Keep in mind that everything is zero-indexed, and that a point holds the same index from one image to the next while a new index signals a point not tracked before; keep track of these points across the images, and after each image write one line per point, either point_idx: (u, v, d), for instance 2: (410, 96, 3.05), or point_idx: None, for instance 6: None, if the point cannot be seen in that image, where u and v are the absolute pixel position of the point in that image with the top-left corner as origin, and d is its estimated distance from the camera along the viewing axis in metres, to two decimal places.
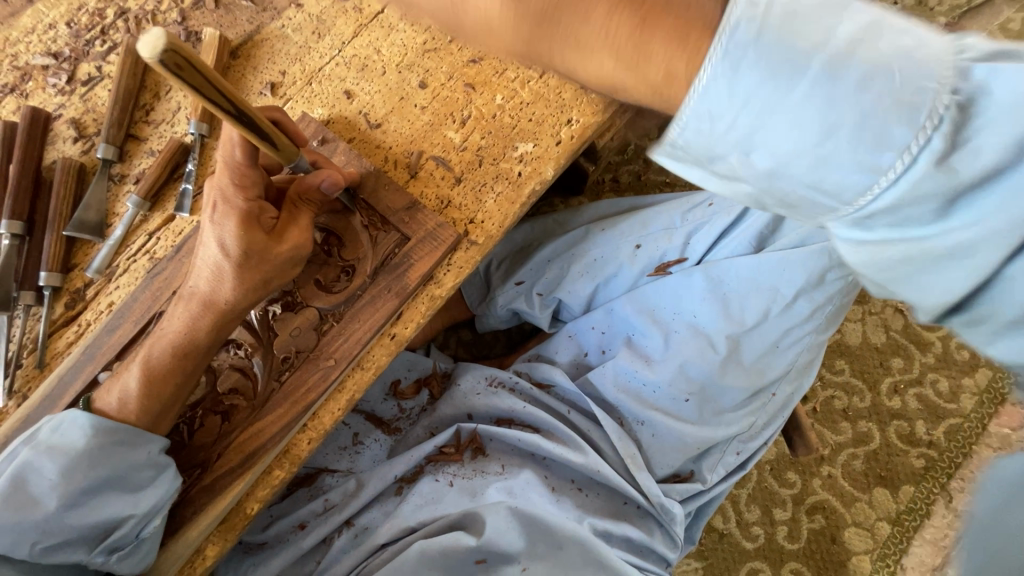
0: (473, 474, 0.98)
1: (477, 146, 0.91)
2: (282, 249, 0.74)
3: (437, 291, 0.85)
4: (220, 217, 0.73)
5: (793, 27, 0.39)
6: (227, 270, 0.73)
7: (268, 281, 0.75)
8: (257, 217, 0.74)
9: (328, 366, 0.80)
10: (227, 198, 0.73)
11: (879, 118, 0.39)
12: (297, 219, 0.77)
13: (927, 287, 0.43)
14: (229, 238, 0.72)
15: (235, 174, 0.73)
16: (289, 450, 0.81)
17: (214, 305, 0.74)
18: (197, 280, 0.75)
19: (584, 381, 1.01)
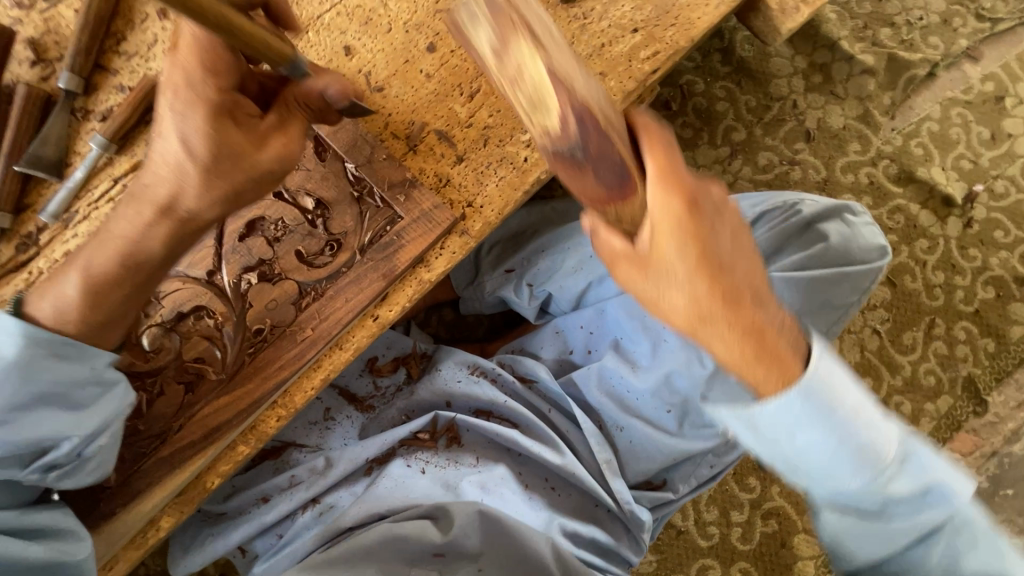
0: (446, 463, 0.98)
1: (483, 124, 0.85)
2: (263, 154, 0.63)
3: (426, 275, 0.80)
4: (182, 107, 0.61)
5: (836, 376, 0.57)
6: (192, 178, 0.62)
7: (239, 190, 0.64)
8: (230, 113, 0.63)
9: (304, 343, 0.75)
10: (195, 89, 0.61)
11: (862, 462, 0.57)
12: (284, 126, 0.66)
13: (866, 549, 0.62)
14: (195, 137, 0.61)
15: (201, 67, 0.62)
16: (255, 426, 0.77)
17: (173, 213, 0.64)
18: (150, 186, 0.64)
19: (566, 380, 1.00)
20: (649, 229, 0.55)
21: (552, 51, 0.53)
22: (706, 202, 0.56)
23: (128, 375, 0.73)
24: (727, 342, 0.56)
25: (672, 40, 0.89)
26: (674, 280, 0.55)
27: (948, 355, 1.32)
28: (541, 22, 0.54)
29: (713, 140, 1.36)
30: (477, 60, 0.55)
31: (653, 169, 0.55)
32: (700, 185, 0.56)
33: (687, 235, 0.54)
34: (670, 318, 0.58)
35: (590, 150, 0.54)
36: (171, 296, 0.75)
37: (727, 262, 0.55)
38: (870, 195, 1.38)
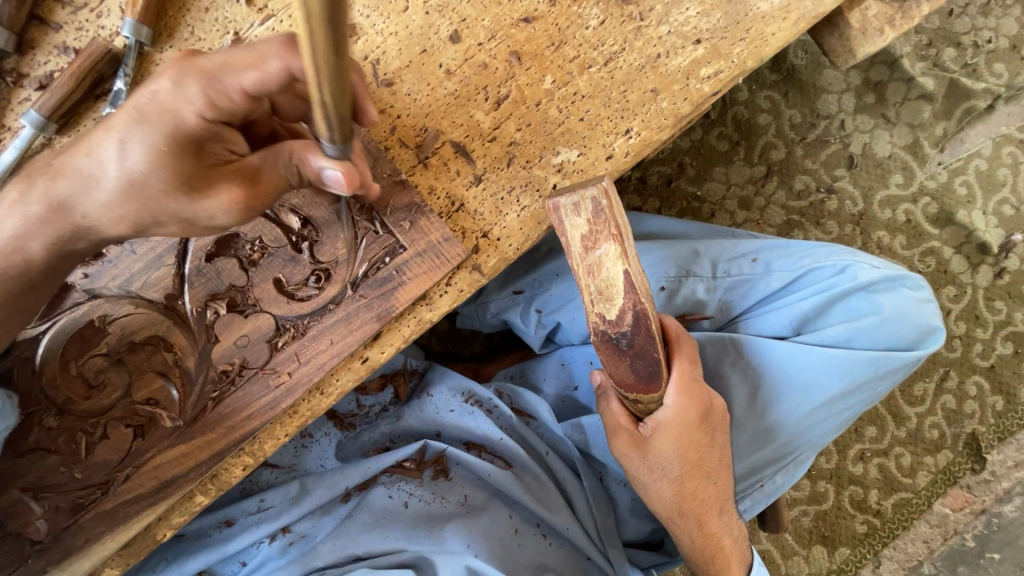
0: (431, 498, 0.89)
1: (508, 138, 0.72)
2: (197, 203, 0.52)
3: (428, 316, 0.69)
4: (145, 117, 0.51)
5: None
6: (110, 190, 0.53)
7: (158, 224, 0.55)
8: (202, 145, 0.53)
9: (278, 390, 0.64)
10: (175, 101, 0.51)
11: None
12: (251, 180, 0.54)
13: None
14: (136, 151, 0.51)
15: (211, 84, 0.52)
16: (217, 475, 0.67)
17: (69, 214, 0.55)
18: (67, 169, 0.54)
19: (571, 424, 0.91)
20: (659, 424, 0.72)
21: (631, 257, 0.62)
22: (711, 413, 0.74)
23: (64, 411, 0.62)
24: (689, 537, 0.78)
25: (740, 58, 0.74)
26: (663, 470, 0.75)
27: (956, 410, 1.28)
28: (622, 224, 0.63)
29: (749, 157, 1.23)
30: (569, 242, 0.63)
31: (676, 382, 0.71)
32: (710, 401, 0.73)
33: (685, 443, 0.73)
34: (661, 489, 0.76)
35: (634, 344, 0.66)
36: (121, 321, 0.62)
37: (709, 456, 0.75)
38: (905, 234, 1.28)
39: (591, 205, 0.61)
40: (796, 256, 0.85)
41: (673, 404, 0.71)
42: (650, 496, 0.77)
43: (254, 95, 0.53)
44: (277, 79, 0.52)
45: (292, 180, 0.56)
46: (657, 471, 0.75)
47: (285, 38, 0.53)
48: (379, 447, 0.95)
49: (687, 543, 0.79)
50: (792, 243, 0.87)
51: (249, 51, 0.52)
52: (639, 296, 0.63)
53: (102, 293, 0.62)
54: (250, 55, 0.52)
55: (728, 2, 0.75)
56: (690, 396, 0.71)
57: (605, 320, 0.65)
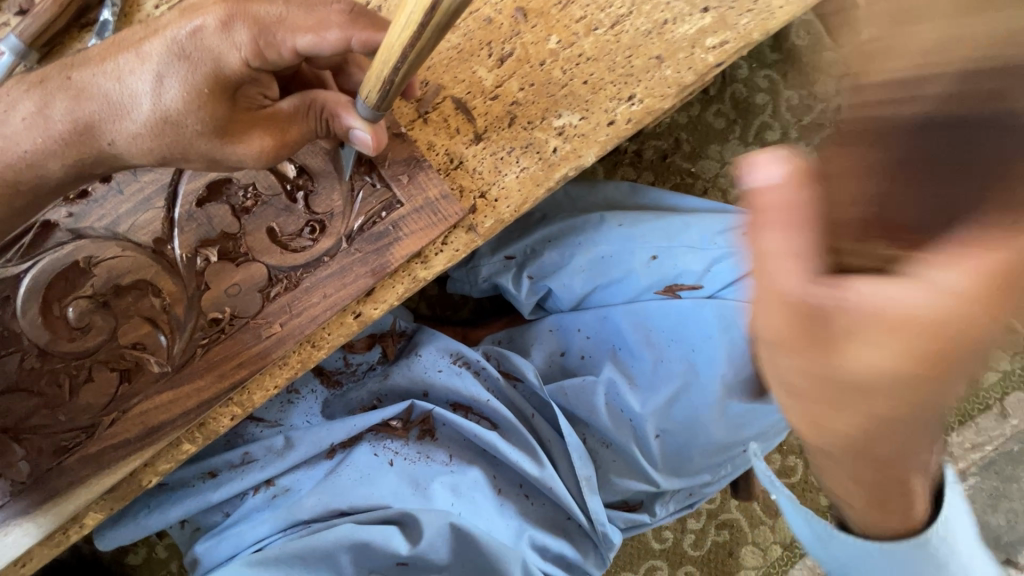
0: (417, 457, 0.91)
1: (511, 98, 0.71)
2: (229, 147, 0.55)
3: (422, 274, 0.69)
4: (187, 52, 0.52)
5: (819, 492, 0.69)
6: (140, 121, 0.53)
7: (184, 158, 0.56)
8: (237, 88, 0.54)
9: (270, 341, 0.64)
10: (222, 43, 0.52)
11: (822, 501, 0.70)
12: (283, 131, 0.57)
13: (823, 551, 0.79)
14: (174, 88, 0.52)
15: (261, 33, 0.52)
16: (205, 424, 0.67)
17: (94, 137, 0.54)
18: (92, 90, 0.53)
19: (556, 388, 0.93)
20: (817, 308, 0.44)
21: None
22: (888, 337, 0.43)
23: (46, 353, 0.60)
24: (860, 466, 0.50)
25: (746, 29, 0.74)
26: (832, 345, 0.45)
27: None
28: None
29: (745, 136, 1.24)
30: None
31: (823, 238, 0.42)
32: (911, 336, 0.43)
33: (878, 325, 0.42)
34: (797, 381, 0.48)
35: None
36: (106, 264, 0.61)
37: (924, 387, 0.43)
38: None
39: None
40: None
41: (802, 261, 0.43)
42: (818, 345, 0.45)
43: (302, 56, 0.54)
44: (334, 47, 0.54)
45: (319, 130, 0.59)
46: (800, 347, 0.46)
47: (349, 10, 0.56)
48: (365, 405, 0.95)
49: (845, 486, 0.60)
50: None
51: (311, 15, 0.54)
52: None
53: (87, 233, 0.61)
54: (311, 18, 0.54)
55: None
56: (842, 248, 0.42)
57: None
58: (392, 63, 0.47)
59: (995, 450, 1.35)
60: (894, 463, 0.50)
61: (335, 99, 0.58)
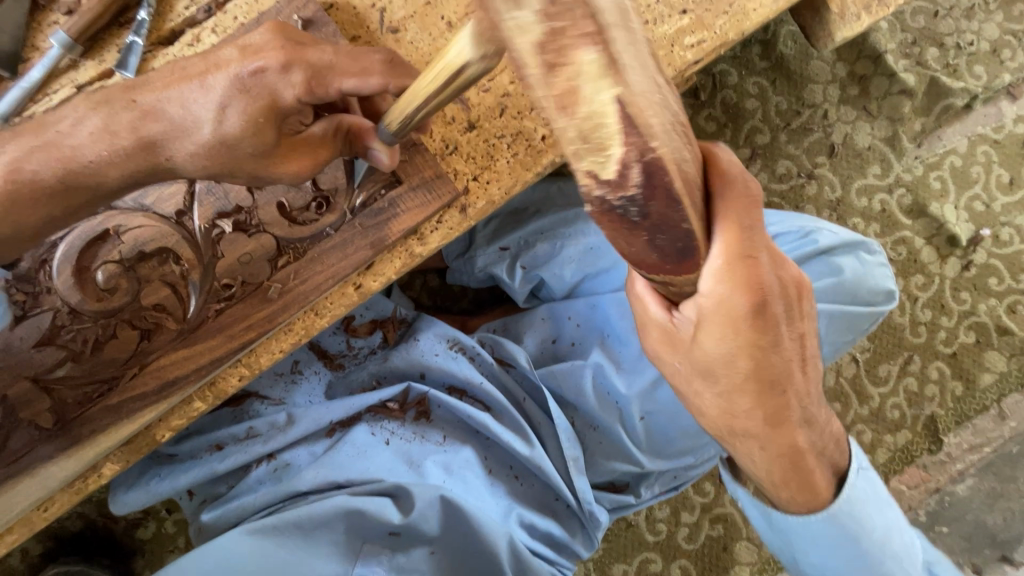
0: (412, 437, 0.97)
1: (503, 90, 0.77)
2: (276, 168, 0.60)
3: (418, 250, 0.75)
4: (246, 85, 0.56)
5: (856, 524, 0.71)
6: (200, 143, 0.57)
7: (231, 174, 0.60)
8: (285, 119, 0.60)
9: (278, 304, 0.70)
10: (276, 80, 0.57)
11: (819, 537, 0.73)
12: (317, 151, 0.63)
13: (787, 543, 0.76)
14: (234, 117, 0.56)
15: (313, 74, 0.58)
16: (215, 384, 0.72)
17: (154, 153, 0.58)
18: (156, 113, 0.57)
19: (546, 372, 1.00)
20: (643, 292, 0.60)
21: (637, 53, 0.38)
22: (766, 298, 0.55)
23: (77, 311, 0.67)
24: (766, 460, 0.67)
25: (722, 30, 0.80)
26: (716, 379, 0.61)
27: (917, 392, 1.35)
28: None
29: (736, 140, 1.29)
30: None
31: (718, 261, 0.50)
32: (764, 281, 0.54)
33: (728, 335, 0.56)
34: (705, 400, 0.64)
35: (649, 216, 0.41)
36: (133, 232, 0.67)
37: (774, 357, 0.58)
38: (879, 222, 1.34)
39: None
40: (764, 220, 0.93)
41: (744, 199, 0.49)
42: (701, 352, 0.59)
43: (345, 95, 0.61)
44: (373, 90, 0.61)
45: (343, 151, 0.66)
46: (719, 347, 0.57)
47: (387, 60, 0.63)
48: (364, 386, 1.01)
49: (706, 396, 0.64)
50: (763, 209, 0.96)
51: (353, 62, 0.61)
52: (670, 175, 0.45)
53: (118, 205, 0.67)
54: (356, 66, 0.61)
55: None
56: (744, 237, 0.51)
57: (599, 181, 0.40)
58: (415, 103, 0.54)
59: (993, 452, 1.35)
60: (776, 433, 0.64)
61: (362, 126, 0.65)
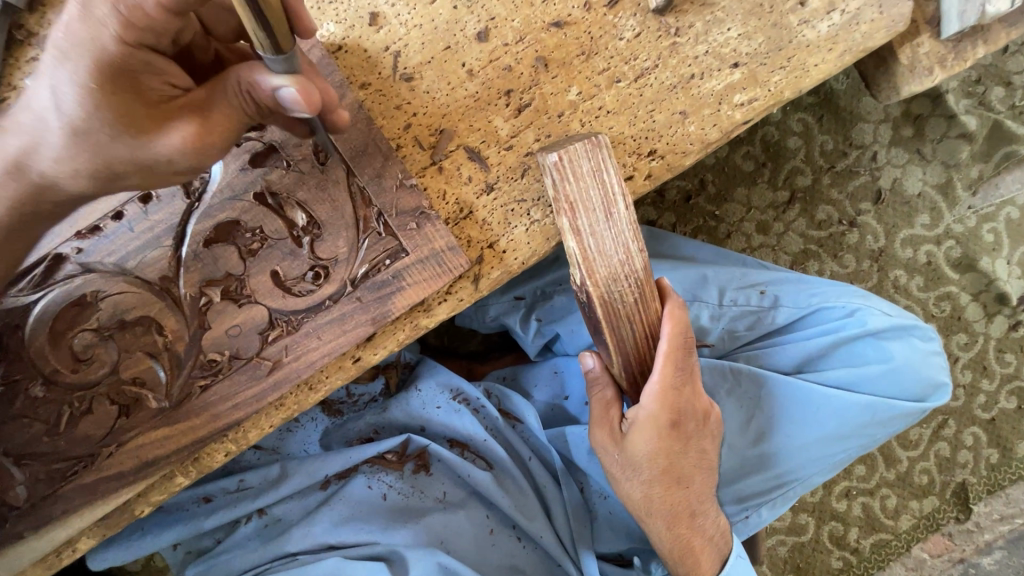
0: (410, 491, 0.92)
1: (526, 148, 0.69)
2: (148, 143, 0.50)
3: (424, 322, 0.68)
4: (74, 53, 0.49)
5: None
6: (58, 144, 0.51)
7: (117, 176, 0.52)
8: (139, 82, 0.50)
9: (267, 383, 0.64)
10: (93, 30, 0.48)
11: None
12: (202, 115, 0.51)
13: None
14: (71, 94, 0.49)
15: (123, 1, 0.48)
16: (199, 459, 0.67)
17: (23, 171, 0.52)
18: (13, 126, 0.52)
19: (555, 433, 0.95)
20: (605, 396, 0.75)
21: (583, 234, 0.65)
22: (684, 419, 0.74)
23: (51, 381, 0.61)
24: (668, 535, 0.79)
25: (777, 88, 0.71)
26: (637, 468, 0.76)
27: (949, 458, 1.26)
28: (607, 183, 0.65)
29: (774, 181, 1.19)
30: (570, 198, 0.64)
31: (657, 381, 0.70)
32: (685, 406, 0.73)
33: (659, 442, 0.73)
34: (633, 488, 0.77)
35: (593, 316, 0.68)
36: (113, 298, 0.61)
37: (683, 460, 0.76)
38: (924, 275, 1.24)
39: (576, 160, 0.64)
40: (808, 292, 0.86)
41: (681, 339, 0.71)
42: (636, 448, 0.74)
43: (173, 11, 0.49)
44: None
45: (246, 110, 0.52)
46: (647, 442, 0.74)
47: None
48: (363, 436, 0.97)
49: (634, 483, 0.77)
50: (804, 277, 0.88)
51: None
52: (592, 268, 0.65)
53: (97, 267, 0.61)
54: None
55: (772, 26, 0.71)
56: (683, 367, 0.72)
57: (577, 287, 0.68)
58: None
59: None
60: (677, 521, 0.78)
61: (246, 70, 0.51)
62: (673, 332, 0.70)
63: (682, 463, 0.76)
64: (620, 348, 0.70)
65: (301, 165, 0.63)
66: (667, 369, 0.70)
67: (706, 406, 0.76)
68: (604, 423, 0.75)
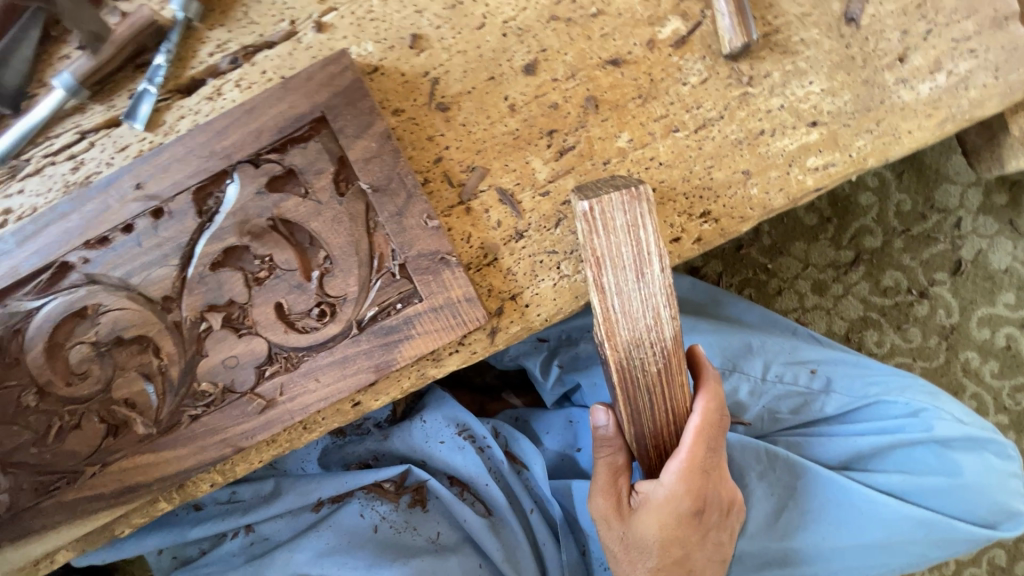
0: (402, 527, 0.87)
1: (564, 196, 0.62)
2: None
3: (432, 372, 0.64)
4: None
5: None
6: None
7: None
8: None
9: (259, 419, 0.61)
10: None
11: None
12: None
13: None
14: None
15: None
16: (184, 487, 0.64)
17: None
18: None
19: (561, 487, 0.88)
20: (617, 462, 0.65)
21: (610, 292, 0.56)
22: (706, 507, 0.64)
23: (44, 392, 0.59)
24: None
25: (860, 154, 0.63)
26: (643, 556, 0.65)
27: (1004, 568, 1.12)
28: (645, 240, 0.56)
29: (838, 239, 1.08)
30: (598, 253, 0.55)
31: (683, 462, 0.61)
32: (708, 493, 0.64)
33: (672, 530, 0.63)
34: None
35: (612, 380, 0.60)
36: (112, 314, 0.59)
37: (697, 554, 0.66)
38: (1000, 360, 1.09)
39: (613, 211, 0.55)
40: (867, 380, 0.76)
41: (716, 416, 0.63)
42: (645, 532, 0.64)
43: None
44: None
45: None
46: (660, 528, 0.63)
47: None
48: (361, 461, 0.93)
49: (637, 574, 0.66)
50: (863, 362, 0.78)
51: None
52: (614, 331, 0.57)
53: (102, 279, 0.59)
54: None
55: (864, 82, 0.62)
56: (713, 448, 0.63)
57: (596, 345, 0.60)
58: None
59: None
60: None
61: None
62: (706, 408, 0.63)
63: (695, 557, 0.66)
64: (634, 419, 0.62)
65: (318, 192, 0.59)
66: (697, 447, 0.62)
67: (729, 495, 0.67)
68: (610, 499, 0.65)
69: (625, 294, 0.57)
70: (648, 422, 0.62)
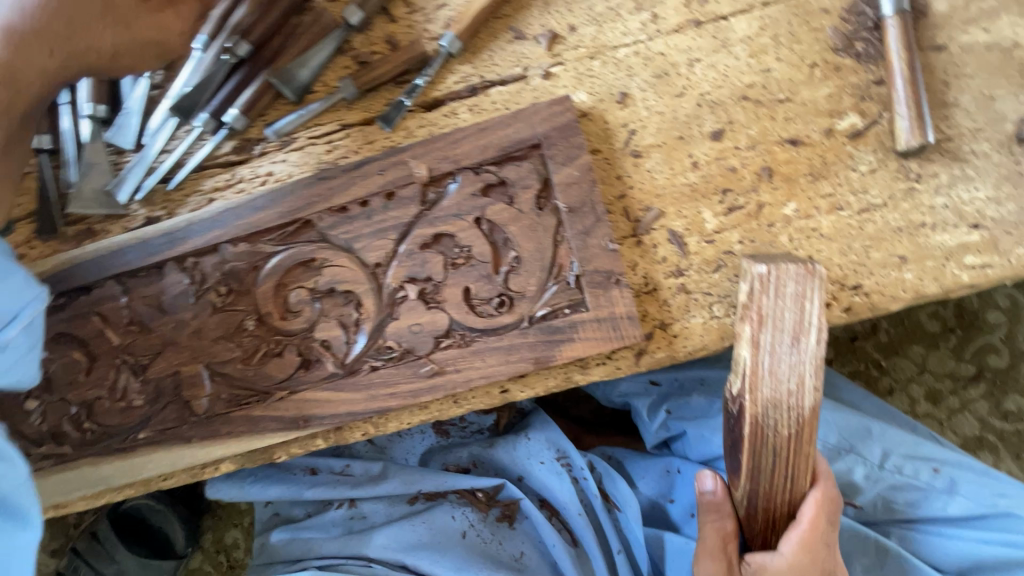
0: (489, 538, 0.91)
1: (727, 247, 0.70)
2: None
3: (577, 377, 0.71)
4: None
5: None
6: None
7: None
8: None
9: (425, 383, 0.69)
10: None
11: None
12: None
13: None
14: None
15: None
16: (341, 430, 0.73)
17: None
18: None
19: (650, 533, 0.90)
20: (725, 527, 0.68)
21: (763, 349, 0.62)
22: None
23: (262, 320, 0.71)
24: None
25: (1017, 260, 0.67)
26: None
27: None
28: (808, 312, 0.61)
29: (959, 351, 1.07)
30: (762, 312, 0.61)
31: (803, 532, 0.64)
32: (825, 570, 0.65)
33: None
34: None
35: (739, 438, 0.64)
36: (333, 270, 0.71)
37: None
38: None
39: (785, 281, 0.61)
40: (994, 489, 0.75)
41: (831, 492, 0.66)
42: None
43: None
44: None
45: None
46: None
47: None
48: (460, 464, 0.99)
49: None
50: (991, 471, 0.77)
51: None
52: (756, 386, 0.62)
53: (331, 241, 0.71)
54: None
55: None
56: (829, 524, 0.66)
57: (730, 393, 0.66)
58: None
59: None
60: None
61: None
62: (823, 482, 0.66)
63: None
64: (752, 475, 0.65)
65: (521, 203, 0.70)
66: (816, 518, 0.64)
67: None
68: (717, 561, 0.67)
69: (777, 355, 0.62)
70: (770, 487, 0.65)
